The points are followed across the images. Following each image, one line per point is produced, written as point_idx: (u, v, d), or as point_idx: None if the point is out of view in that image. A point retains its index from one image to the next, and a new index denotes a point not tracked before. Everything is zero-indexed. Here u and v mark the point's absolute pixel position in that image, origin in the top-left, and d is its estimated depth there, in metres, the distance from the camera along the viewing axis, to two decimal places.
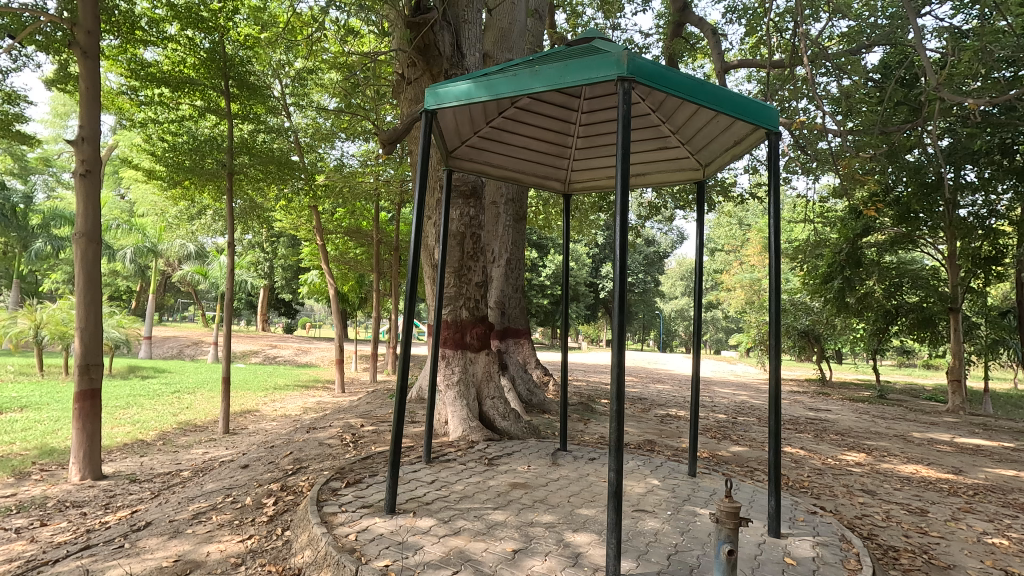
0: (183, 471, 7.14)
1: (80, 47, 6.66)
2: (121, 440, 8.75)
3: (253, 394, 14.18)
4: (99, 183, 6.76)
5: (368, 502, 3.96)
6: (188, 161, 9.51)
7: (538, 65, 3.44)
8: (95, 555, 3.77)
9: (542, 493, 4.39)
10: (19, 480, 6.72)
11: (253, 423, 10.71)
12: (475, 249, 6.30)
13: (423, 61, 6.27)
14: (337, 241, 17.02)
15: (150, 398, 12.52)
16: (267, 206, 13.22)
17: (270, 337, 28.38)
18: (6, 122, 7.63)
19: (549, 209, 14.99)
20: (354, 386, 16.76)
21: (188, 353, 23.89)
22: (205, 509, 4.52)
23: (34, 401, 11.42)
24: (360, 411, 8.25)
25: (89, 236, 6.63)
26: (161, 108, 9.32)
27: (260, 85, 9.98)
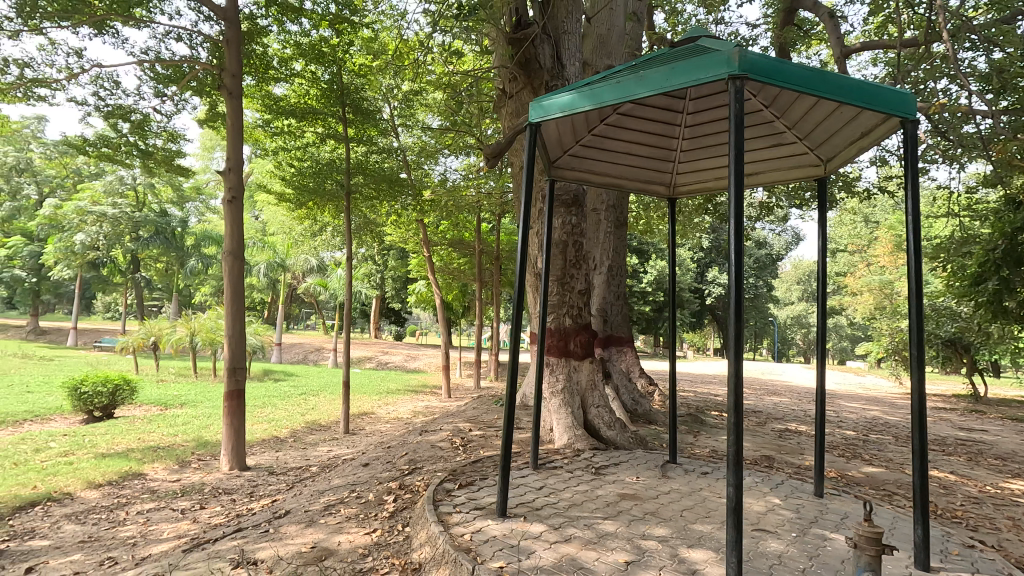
0: (312, 466, 7.83)
1: (227, 88, 7.62)
2: (260, 435, 9.78)
3: (369, 397, 15.19)
4: (243, 208, 7.66)
5: (481, 504, 4.10)
6: (311, 184, 10.46)
7: (643, 70, 3.41)
8: (246, 538, 4.22)
9: (654, 506, 4.27)
10: (182, 467, 7.73)
11: (370, 425, 11.45)
12: (578, 257, 6.35)
13: (525, 75, 6.41)
14: (442, 252, 17.82)
15: (282, 399, 13.84)
16: (379, 222, 14.18)
17: (383, 344, 30.26)
18: (167, 159, 8.87)
19: (651, 213, 14.63)
20: (459, 392, 17.34)
21: (312, 359, 26.16)
22: (334, 502, 4.92)
23: (191, 398, 13.11)
24: (468, 415, 8.56)
25: (235, 254, 7.51)
26: (289, 137, 10.41)
27: (373, 110, 10.75)
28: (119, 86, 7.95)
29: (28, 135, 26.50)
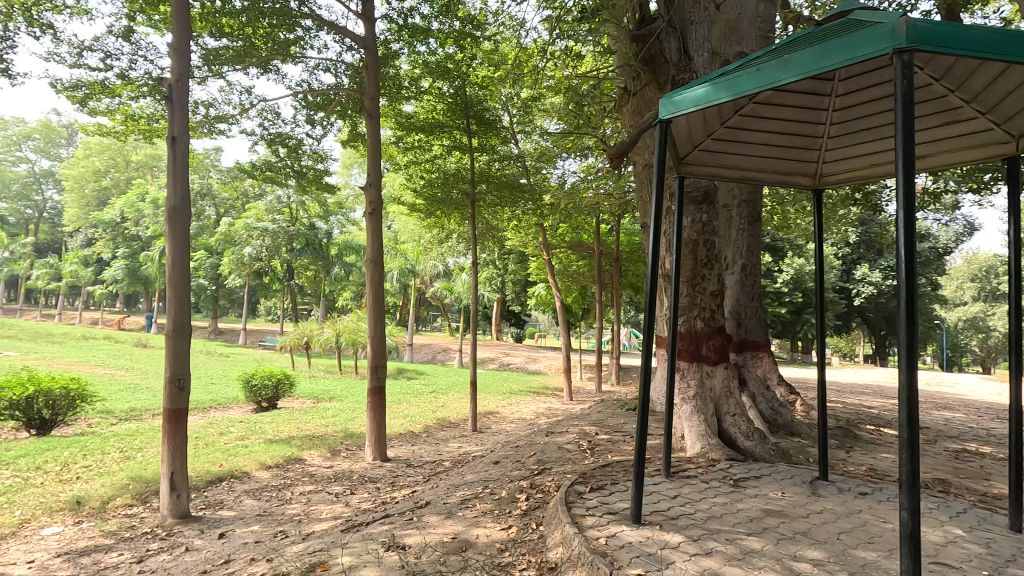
0: (445, 461, 8.28)
1: (368, 111, 8.35)
2: (398, 429, 10.54)
3: (494, 397, 15.71)
4: (382, 219, 8.32)
5: (614, 509, 4.05)
6: (439, 193, 11.05)
7: (789, 53, 3.13)
8: (394, 523, 4.57)
9: (805, 525, 3.92)
10: (334, 455, 8.58)
11: (496, 424, 11.83)
12: (710, 256, 6.04)
13: (650, 71, 6.24)
14: (561, 255, 17.93)
15: (415, 396, 14.80)
16: (501, 227, 14.62)
17: (505, 346, 31.11)
18: (317, 179, 9.90)
19: (788, 207, 13.48)
20: (581, 395, 17.28)
21: (440, 359, 27.70)
22: (470, 496, 5.15)
23: (338, 393, 14.52)
24: (593, 418, 8.51)
25: (376, 262, 8.19)
26: (419, 151, 11.12)
27: (495, 119, 11.10)
28: (280, 116, 9.02)
29: (208, 164, 31.08)
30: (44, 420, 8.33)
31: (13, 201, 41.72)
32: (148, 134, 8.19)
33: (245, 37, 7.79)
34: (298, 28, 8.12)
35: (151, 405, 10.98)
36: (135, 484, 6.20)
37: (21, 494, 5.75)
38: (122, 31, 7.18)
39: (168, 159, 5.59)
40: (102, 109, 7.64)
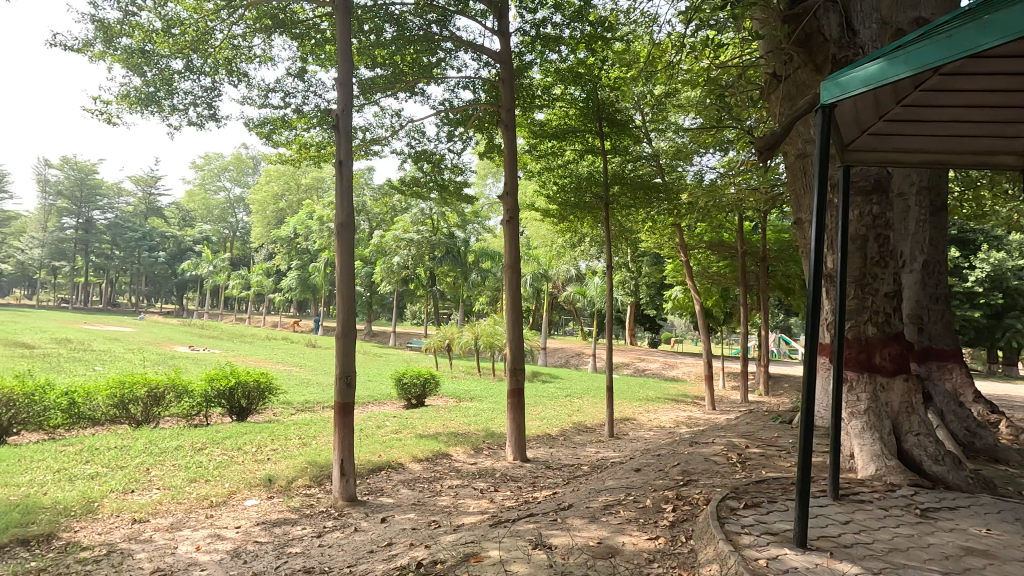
0: (583, 465, 8.27)
1: (504, 122, 8.66)
2: (536, 431, 10.76)
3: (630, 403, 15.36)
4: (519, 226, 8.57)
5: (774, 529, 3.75)
6: (572, 198, 11.06)
7: (990, 13, 2.64)
8: (539, 523, 4.67)
9: (1022, 571, 3.28)
10: (477, 452, 8.99)
11: (633, 431, 11.54)
12: (883, 253, 5.37)
13: (805, 52, 5.83)
14: (700, 256, 17.02)
15: (551, 399, 14.97)
16: (635, 229, 14.28)
17: (639, 351, 30.28)
18: (457, 191, 10.50)
19: (983, 191, 11.41)
20: (725, 404, 16.22)
21: (573, 363, 27.79)
22: (613, 502, 5.09)
23: (478, 393, 15.20)
24: (742, 430, 7.94)
25: (513, 267, 8.47)
26: (552, 158, 11.29)
27: (628, 120, 10.88)
28: (424, 135, 9.72)
29: (363, 183, 34.42)
30: (241, 408, 9.83)
31: (216, 223, 50.02)
32: (318, 160, 9.32)
33: (394, 65, 8.54)
34: (439, 51, 8.69)
35: (321, 398, 12.42)
36: (312, 467, 7.07)
37: (229, 469, 6.86)
38: (297, 71, 8.28)
39: (337, 182, 6.26)
40: (283, 141, 8.86)
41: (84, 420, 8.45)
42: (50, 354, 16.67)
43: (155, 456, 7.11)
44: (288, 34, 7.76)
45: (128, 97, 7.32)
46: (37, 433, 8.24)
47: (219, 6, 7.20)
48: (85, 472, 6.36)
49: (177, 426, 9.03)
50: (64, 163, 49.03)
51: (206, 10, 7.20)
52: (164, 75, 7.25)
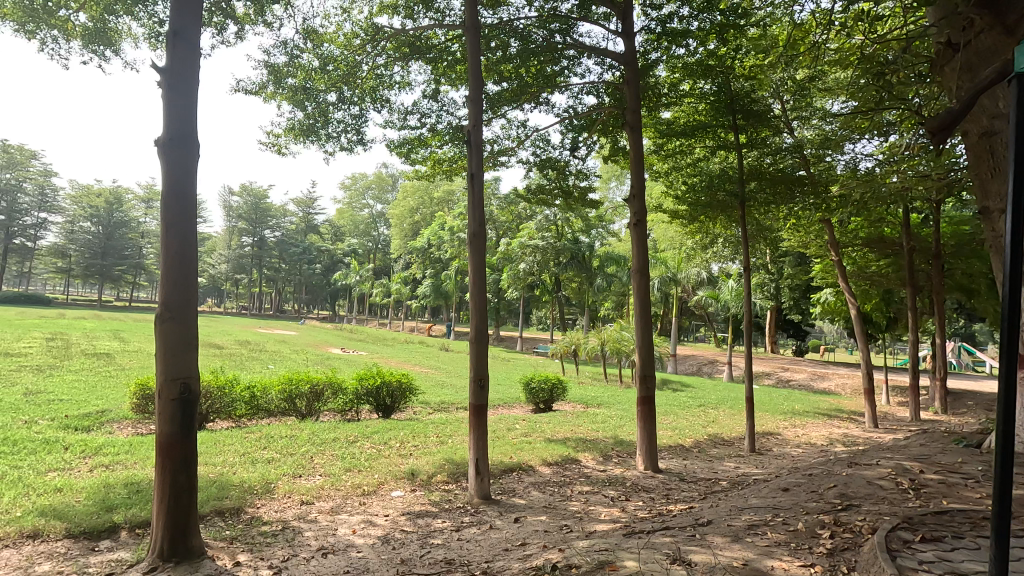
0: (722, 480, 7.77)
1: (629, 124, 8.46)
2: (668, 441, 10.33)
3: (773, 416, 14.13)
4: (646, 229, 8.33)
5: (962, 569, 3.23)
6: (703, 197, 10.44)
7: None
8: (676, 537, 4.49)
9: None
10: (606, 460, 8.85)
11: (778, 446, 10.60)
12: None
13: (991, 13, 5.07)
14: (855, 255, 15.22)
15: (683, 409, 14.28)
16: (776, 228, 13.15)
17: (782, 360, 27.79)
18: (581, 196, 10.47)
19: None
20: (890, 422, 14.28)
21: (707, 371, 26.29)
22: (758, 522, 4.73)
23: (606, 400, 14.97)
24: (914, 452, 6.95)
25: (641, 271, 8.25)
26: (681, 156, 10.82)
27: (766, 110, 10.09)
28: (549, 143, 9.85)
29: (490, 193, 35.73)
30: (386, 405, 10.68)
31: (361, 237, 55.14)
32: (450, 174, 9.87)
33: (519, 77, 8.78)
34: (563, 59, 8.78)
35: (455, 400, 13.09)
36: (449, 464, 7.47)
37: (377, 462, 7.50)
38: (431, 93, 8.86)
39: (468, 193, 6.49)
40: (419, 158, 9.52)
41: (262, 411, 9.76)
42: (235, 354, 19.50)
43: (317, 446, 7.99)
44: (424, 59, 8.35)
45: (293, 129, 8.37)
46: (227, 421, 9.67)
47: (365, 41, 7.98)
48: (264, 457, 7.35)
49: (334, 420, 10.07)
50: (243, 190, 57.35)
51: (354, 46, 8.02)
52: (322, 108, 8.18)
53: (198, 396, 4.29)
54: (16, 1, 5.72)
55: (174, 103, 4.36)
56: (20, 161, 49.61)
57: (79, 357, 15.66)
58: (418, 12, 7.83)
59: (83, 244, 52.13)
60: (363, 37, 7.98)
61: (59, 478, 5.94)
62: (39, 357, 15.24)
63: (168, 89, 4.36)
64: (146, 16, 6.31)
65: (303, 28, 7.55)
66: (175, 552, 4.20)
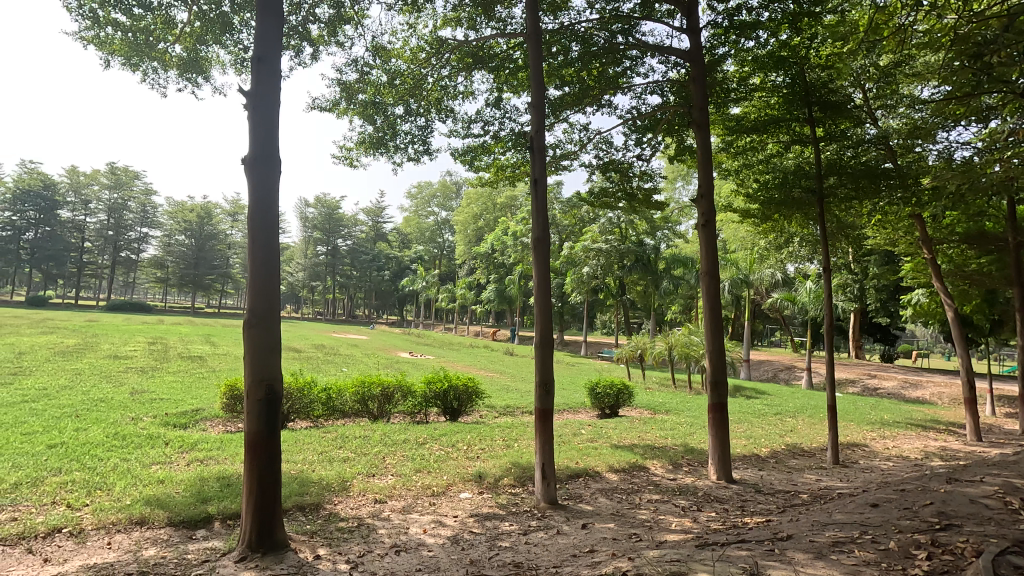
0: (802, 493, 7.34)
1: (695, 122, 8.20)
2: (742, 451, 9.89)
3: (859, 427, 13.20)
4: (715, 230, 8.04)
5: None
6: (777, 195, 9.92)
7: None
8: (753, 551, 4.30)
9: None
10: (676, 468, 8.59)
11: (865, 459, 9.89)
12: None
13: None
14: (951, 252, 13.99)
15: (758, 417, 13.62)
16: (858, 225, 12.30)
17: (868, 367, 25.91)
18: (645, 198, 10.25)
19: None
20: (996, 435, 12.97)
21: (783, 378, 24.96)
22: (844, 539, 4.45)
23: (674, 407, 14.53)
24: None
25: (711, 273, 7.97)
26: (751, 153, 10.35)
27: (846, 100, 9.49)
28: (612, 145, 9.73)
29: (552, 197, 35.73)
30: (453, 408, 10.90)
31: (427, 244, 56.65)
32: (513, 180, 9.97)
33: (581, 80, 8.76)
34: (625, 60, 8.67)
35: (521, 404, 13.15)
36: (516, 468, 7.52)
37: (446, 463, 7.66)
38: (494, 101, 9.00)
39: (531, 199, 6.50)
40: (483, 165, 9.68)
41: (337, 412, 10.23)
42: (312, 357, 20.55)
43: (389, 447, 8.27)
44: (486, 68, 8.50)
45: (364, 143, 8.77)
46: (306, 421, 10.20)
47: (430, 54, 8.25)
48: (339, 456, 7.70)
49: (404, 422, 10.39)
50: (317, 202, 60.48)
51: (420, 59, 8.29)
52: (390, 121, 8.51)
53: (281, 397, 4.57)
54: (123, 37, 6.33)
55: (258, 124, 4.68)
56: (126, 182, 54.84)
57: (176, 360, 17.06)
58: (480, 23, 7.98)
59: (178, 256, 56.79)
60: (428, 50, 8.25)
61: (160, 470, 6.51)
62: (142, 359, 16.73)
63: (253, 110, 4.69)
64: (232, 43, 6.82)
65: (372, 46, 7.90)
66: (262, 543, 4.49)
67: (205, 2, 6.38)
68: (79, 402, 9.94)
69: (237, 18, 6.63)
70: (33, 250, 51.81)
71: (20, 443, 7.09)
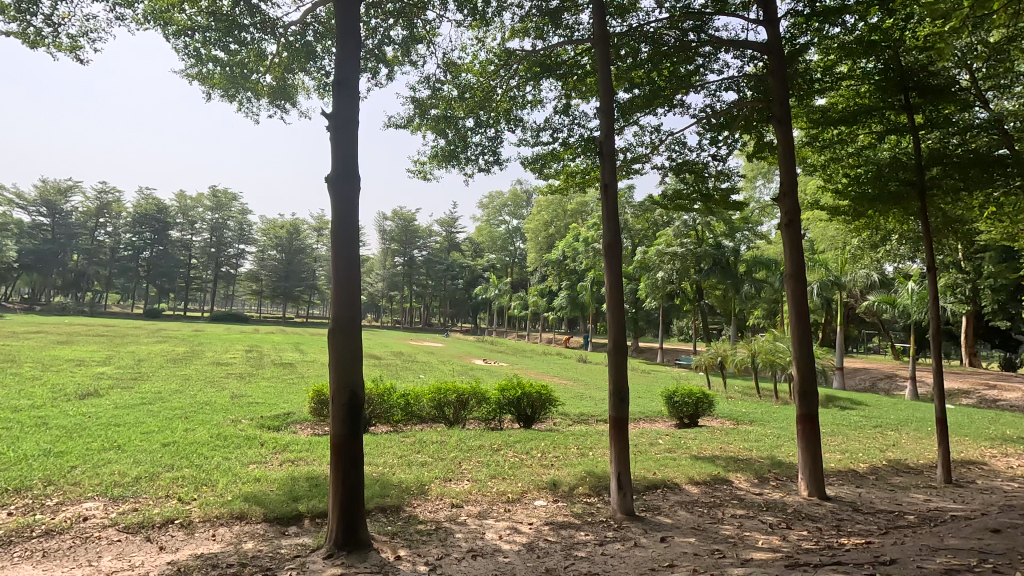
0: (908, 514, 6.70)
1: (775, 117, 7.78)
2: (836, 465, 9.18)
3: (975, 442, 11.86)
4: (800, 230, 7.58)
5: None
6: (870, 190, 9.17)
7: None
8: None
9: None
10: (762, 481, 8.11)
11: (984, 479, 8.86)
12: None
13: None
14: None
15: (854, 430, 12.60)
16: (969, 219, 11.12)
17: (985, 376, 23.29)
18: (722, 198, 9.84)
19: None
20: None
21: (882, 387, 22.97)
22: (959, 567, 4.02)
23: (759, 417, 13.75)
24: None
25: (796, 276, 7.51)
26: (840, 146, 9.66)
27: (950, 83, 8.64)
28: (686, 146, 9.44)
29: (624, 202, 35.16)
30: (527, 416, 10.92)
31: (499, 253, 57.43)
32: (584, 186, 9.90)
33: (652, 82, 8.58)
34: (698, 58, 8.41)
35: (595, 412, 12.96)
36: (591, 477, 7.41)
37: (520, 470, 7.70)
38: (563, 107, 9.01)
39: (602, 205, 6.42)
40: (552, 172, 9.70)
41: (415, 417, 10.56)
42: (391, 364, 21.36)
43: (464, 453, 8.42)
44: (554, 76, 8.53)
45: (437, 156, 9.07)
46: (386, 426, 10.60)
47: (498, 67, 8.40)
48: (418, 460, 7.94)
49: (479, 428, 10.54)
50: (394, 215, 63.08)
51: (489, 72, 8.47)
52: (461, 134, 8.74)
53: (363, 402, 4.78)
54: (223, 72, 6.96)
55: (339, 144, 4.96)
56: (226, 203, 59.87)
57: (270, 366, 18.33)
58: (547, 32, 8.04)
59: (271, 270, 61.10)
60: (497, 62, 8.41)
61: (257, 469, 7.01)
62: (241, 366, 18.13)
63: (335, 131, 4.97)
64: (316, 70, 7.30)
65: (443, 62, 8.17)
66: (347, 542, 4.71)
67: (292, 34, 6.87)
68: (188, 405, 10.91)
69: (320, 46, 7.10)
70: (149, 267, 57.65)
71: (140, 441, 7.89)
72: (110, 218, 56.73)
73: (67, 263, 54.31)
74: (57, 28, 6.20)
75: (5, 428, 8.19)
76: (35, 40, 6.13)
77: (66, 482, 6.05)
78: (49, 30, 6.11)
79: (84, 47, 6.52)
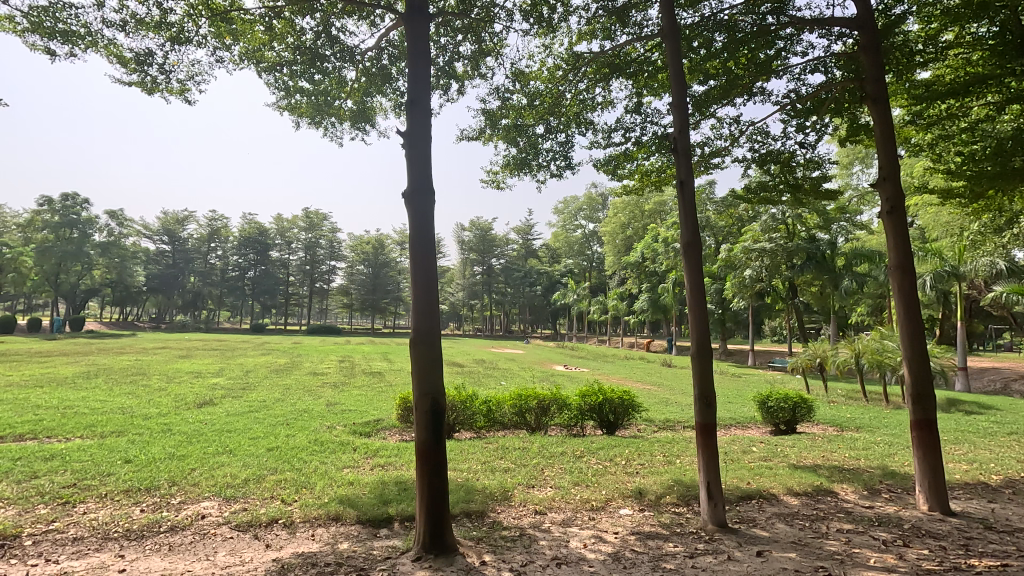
0: None
1: (869, 95, 7.14)
2: (963, 478, 8.20)
3: None
4: (905, 218, 6.89)
5: None
6: (989, 168, 8.12)
7: None
8: None
9: None
10: (871, 493, 7.40)
11: None
12: None
13: None
14: None
15: (983, 437, 11.22)
16: None
17: None
18: (812, 187, 9.18)
19: None
20: None
21: (1016, 389, 20.35)
22: None
23: (867, 423, 12.63)
24: None
25: (903, 267, 6.82)
26: (949, 121, 8.67)
27: None
28: (769, 135, 8.90)
29: (704, 198, 33.76)
30: (610, 422, 10.71)
31: (576, 257, 56.85)
32: (660, 185, 9.63)
33: (728, 72, 8.23)
34: (778, 41, 7.94)
35: (681, 418, 12.47)
36: (679, 486, 7.11)
37: (603, 478, 7.56)
38: (634, 106, 8.81)
39: (679, 202, 6.19)
40: (626, 173, 9.52)
41: (498, 423, 10.72)
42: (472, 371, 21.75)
43: (547, 459, 8.42)
44: (625, 74, 8.34)
45: (509, 165, 9.19)
46: (471, 432, 10.79)
47: (566, 72, 8.37)
48: (501, 466, 8.02)
49: (560, 434, 10.49)
50: (472, 225, 64.34)
51: (557, 77, 8.47)
52: (532, 141, 8.78)
53: (445, 409, 4.90)
54: (308, 101, 7.46)
55: (414, 159, 5.15)
56: (318, 223, 63.87)
57: (361, 375, 19.27)
58: (615, 31, 7.93)
59: (360, 284, 64.46)
60: (564, 67, 8.38)
61: (351, 473, 7.40)
62: (335, 375, 19.26)
63: (409, 148, 5.16)
64: (392, 91, 7.67)
65: (512, 73, 8.29)
66: (434, 546, 4.83)
67: (370, 59, 7.25)
68: (289, 412, 11.70)
69: (395, 68, 7.44)
70: (254, 286, 62.73)
71: (247, 446, 8.59)
72: (219, 242, 62.34)
73: (186, 285, 60.27)
74: (168, 75, 6.91)
75: (138, 434, 9.20)
76: (150, 87, 6.87)
77: (187, 483, 6.69)
78: (161, 77, 6.82)
79: (190, 89, 7.20)
